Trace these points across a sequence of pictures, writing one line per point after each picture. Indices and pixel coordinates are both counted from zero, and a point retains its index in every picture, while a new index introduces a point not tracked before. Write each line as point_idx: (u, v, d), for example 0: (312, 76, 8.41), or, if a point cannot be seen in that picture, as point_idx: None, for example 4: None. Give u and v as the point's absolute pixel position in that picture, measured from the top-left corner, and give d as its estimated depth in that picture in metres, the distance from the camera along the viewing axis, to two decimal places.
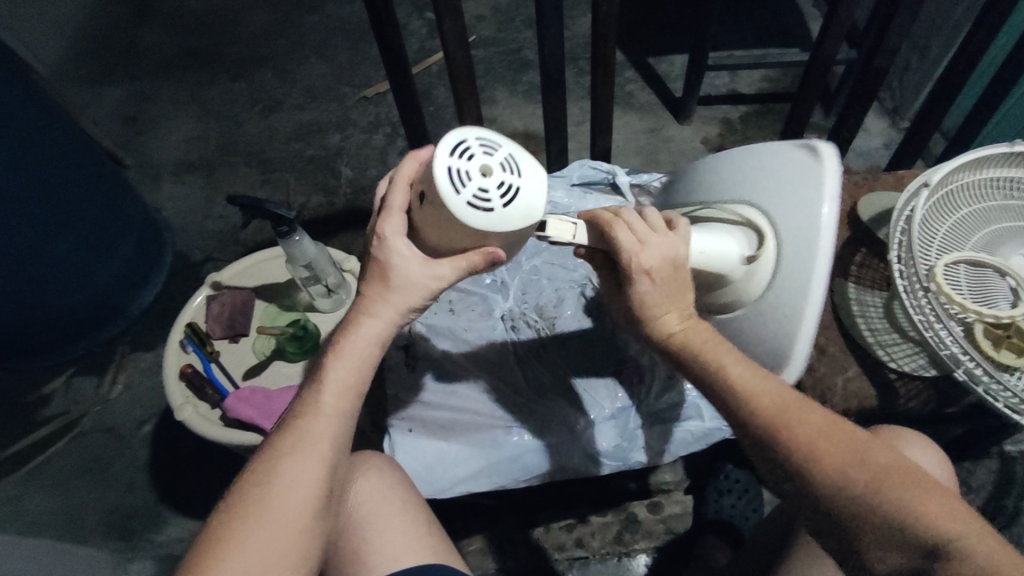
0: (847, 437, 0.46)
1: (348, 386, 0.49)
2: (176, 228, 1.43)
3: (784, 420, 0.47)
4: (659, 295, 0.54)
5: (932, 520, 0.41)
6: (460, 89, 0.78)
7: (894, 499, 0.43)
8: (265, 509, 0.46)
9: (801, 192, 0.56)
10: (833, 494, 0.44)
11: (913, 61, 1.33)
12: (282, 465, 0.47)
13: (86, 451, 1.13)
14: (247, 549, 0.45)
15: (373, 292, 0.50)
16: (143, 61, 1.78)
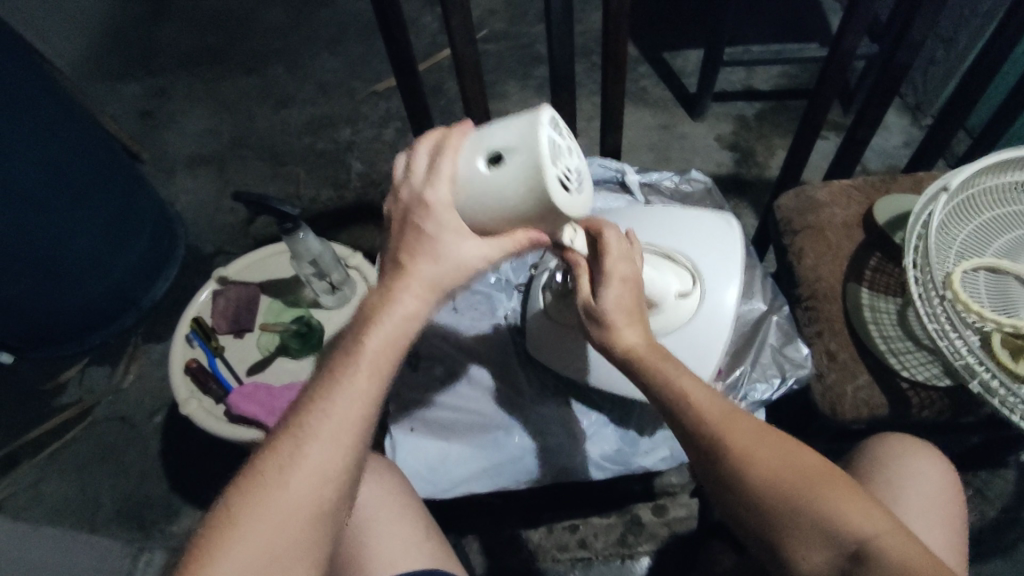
0: (777, 447, 0.49)
1: (378, 367, 0.46)
2: (189, 221, 1.44)
3: (720, 433, 0.50)
4: (630, 307, 0.58)
5: (848, 522, 0.44)
6: (468, 85, 0.77)
7: (817, 504, 0.45)
8: (280, 487, 0.43)
9: (721, 249, 0.75)
10: (764, 504, 0.47)
11: (937, 56, 1.29)
12: (303, 442, 0.44)
13: (97, 441, 1.14)
14: (255, 526, 0.42)
15: (412, 265, 0.47)
16: (158, 55, 1.80)
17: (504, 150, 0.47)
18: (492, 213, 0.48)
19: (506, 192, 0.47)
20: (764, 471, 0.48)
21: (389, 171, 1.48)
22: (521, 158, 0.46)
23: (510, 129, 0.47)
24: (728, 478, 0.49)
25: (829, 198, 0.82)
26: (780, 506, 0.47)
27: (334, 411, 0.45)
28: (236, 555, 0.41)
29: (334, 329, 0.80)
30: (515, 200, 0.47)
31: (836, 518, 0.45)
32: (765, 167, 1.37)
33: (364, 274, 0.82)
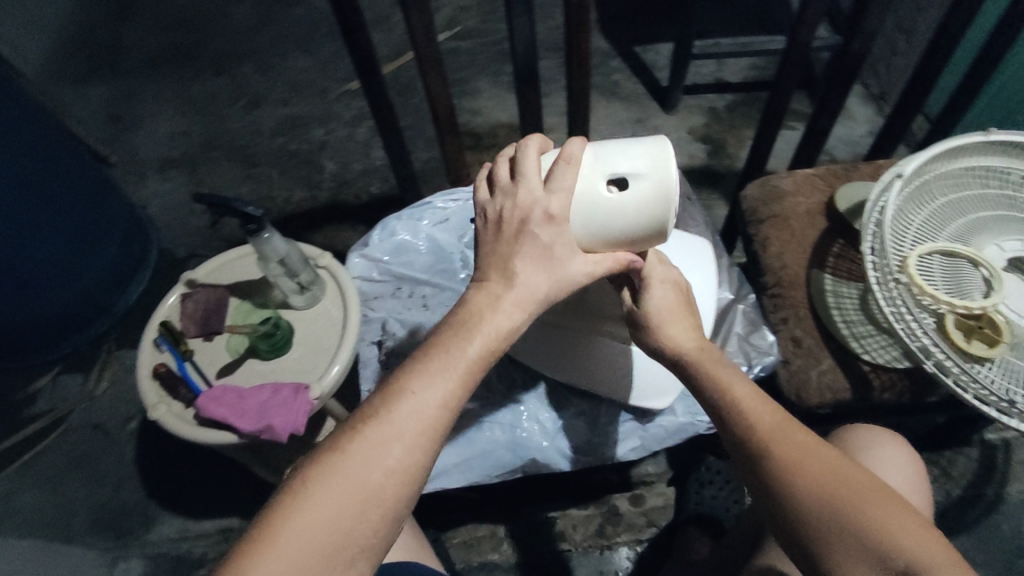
0: (829, 458, 0.49)
1: (466, 373, 0.48)
2: (161, 225, 1.42)
3: (771, 440, 0.51)
4: (678, 313, 0.63)
5: (898, 540, 0.43)
6: (431, 82, 0.77)
7: (867, 518, 0.44)
8: (353, 472, 0.44)
9: (696, 268, 0.81)
10: (809, 514, 0.47)
11: (899, 46, 1.32)
12: (381, 432, 0.46)
13: (70, 450, 1.12)
14: (325, 509, 0.43)
15: (509, 275, 0.51)
16: (125, 57, 1.76)
17: (631, 176, 0.56)
18: (608, 227, 0.56)
19: (622, 210, 0.56)
20: (815, 482, 0.47)
21: (362, 169, 1.47)
22: (642, 183, 0.56)
23: (634, 155, 0.56)
24: (776, 485, 0.49)
25: (792, 187, 0.84)
26: (827, 519, 0.46)
27: (417, 411, 0.46)
28: (303, 532, 0.43)
29: (303, 329, 0.79)
30: (629, 217, 0.56)
31: (885, 535, 0.43)
32: (735, 158, 1.39)
33: (333, 273, 0.82)
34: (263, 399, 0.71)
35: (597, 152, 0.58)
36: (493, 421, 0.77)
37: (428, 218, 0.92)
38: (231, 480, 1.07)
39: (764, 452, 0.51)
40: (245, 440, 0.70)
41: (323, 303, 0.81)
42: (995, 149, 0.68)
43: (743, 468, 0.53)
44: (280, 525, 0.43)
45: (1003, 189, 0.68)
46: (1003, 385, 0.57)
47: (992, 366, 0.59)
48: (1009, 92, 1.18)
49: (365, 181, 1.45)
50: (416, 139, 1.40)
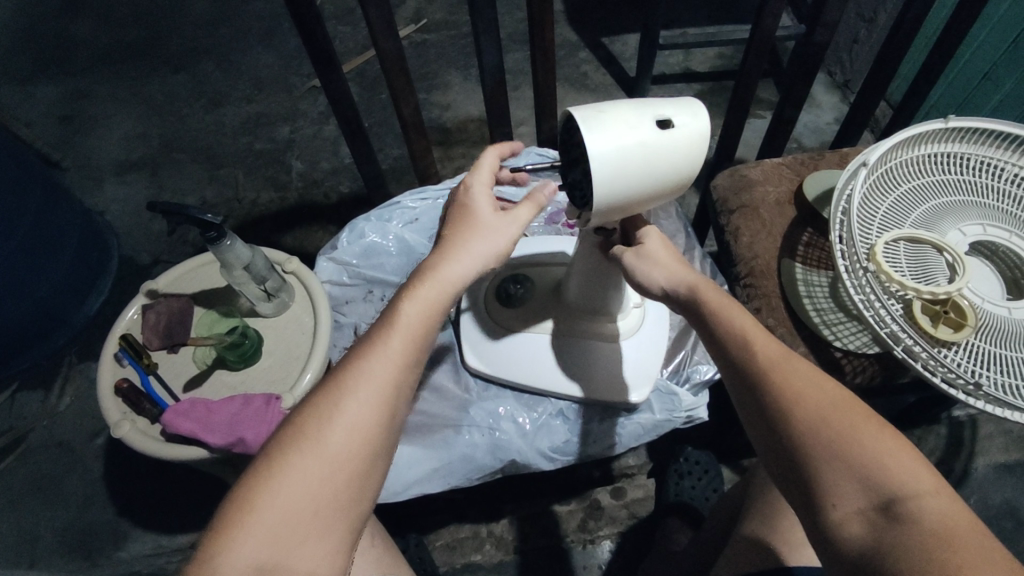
0: (826, 387, 0.47)
1: (419, 330, 0.49)
2: (121, 231, 1.37)
3: (773, 367, 0.49)
4: (669, 250, 0.60)
5: (897, 477, 0.42)
6: (394, 80, 0.75)
7: (861, 452, 0.43)
8: (324, 442, 0.44)
9: None
10: (802, 446, 0.45)
11: (861, 32, 1.33)
12: (344, 401, 0.45)
13: (34, 468, 1.08)
14: (298, 482, 0.43)
15: (459, 240, 0.53)
16: (77, 55, 1.69)
17: (674, 122, 0.52)
18: (652, 178, 0.52)
19: (667, 156, 0.52)
20: (813, 413, 0.46)
21: (331, 169, 1.44)
22: (686, 130, 0.52)
23: (672, 104, 0.53)
24: (776, 418, 0.47)
25: (761, 176, 0.84)
26: (823, 453, 0.44)
27: (378, 374, 0.46)
28: (274, 502, 0.42)
29: (272, 337, 0.77)
30: (671, 168, 0.53)
31: (882, 472, 0.42)
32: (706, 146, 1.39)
33: (301, 278, 0.81)
34: (234, 411, 0.69)
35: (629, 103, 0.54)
36: (472, 425, 0.77)
37: (397, 219, 0.91)
38: (204, 493, 1.04)
39: (764, 377, 0.48)
40: (214, 454, 0.68)
41: (292, 310, 0.79)
42: (952, 135, 0.69)
43: (742, 399, 0.50)
44: (255, 504, 0.42)
45: (962, 174, 0.69)
46: (970, 366, 0.59)
47: (958, 349, 0.60)
48: (967, 78, 1.21)
49: (334, 180, 1.42)
50: (385, 136, 1.38)
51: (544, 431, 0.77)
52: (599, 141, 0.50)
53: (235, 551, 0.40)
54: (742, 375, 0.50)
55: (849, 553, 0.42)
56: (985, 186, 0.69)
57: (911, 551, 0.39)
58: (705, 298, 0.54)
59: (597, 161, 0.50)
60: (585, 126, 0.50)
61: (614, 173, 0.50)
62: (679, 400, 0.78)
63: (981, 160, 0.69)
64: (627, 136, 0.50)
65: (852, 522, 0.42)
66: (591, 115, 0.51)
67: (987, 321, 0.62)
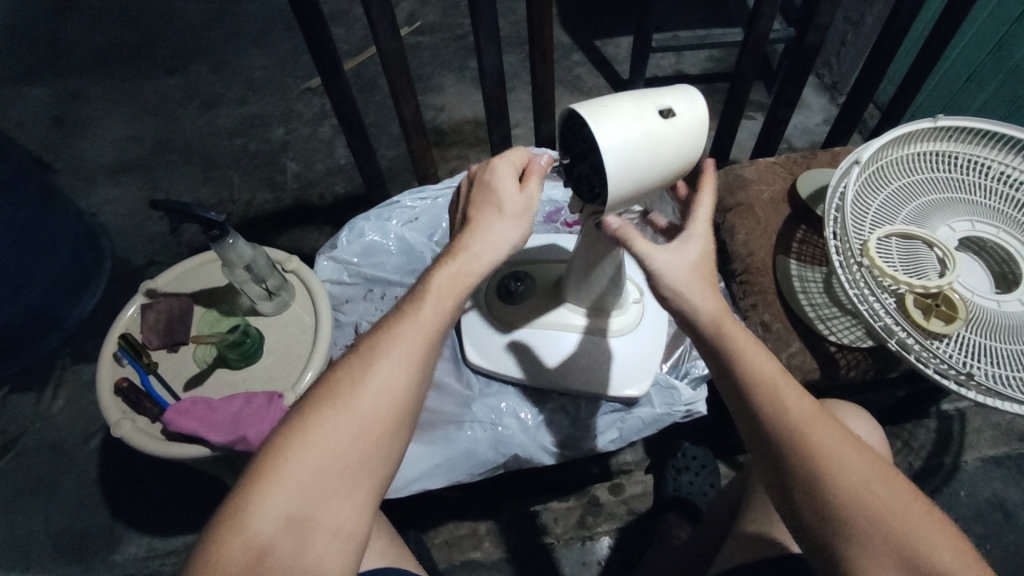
0: (860, 452, 0.46)
1: (450, 303, 0.50)
2: (114, 233, 1.36)
3: (806, 431, 0.46)
4: (708, 259, 0.53)
5: (932, 549, 0.43)
6: (395, 80, 0.76)
7: (898, 522, 0.43)
8: (352, 403, 0.45)
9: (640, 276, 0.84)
10: (840, 514, 0.44)
11: (849, 35, 1.36)
12: (376, 363, 0.47)
13: (26, 472, 1.07)
14: (327, 440, 0.44)
15: (480, 219, 0.53)
16: (67, 56, 1.68)
17: (673, 110, 0.54)
18: (659, 167, 0.54)
19: (671, 142, 0.54)
20: (850, 475, 0.45)
21: (326, 170, 1.44)
22: (687, 117, 0.54)
23: (670, 93, 0.55)
24: (804, 473, 0.46)
25: (755, 175, 0.86)
26: (855, 518, 0.44)
27: (409, 349, 0.48)
28: (303, 463, 0.44)
29: (274, 336, 0.78)
30: (675, 155, 0.54)
31: (918, 545, 0.43)
32: None
33: (302, 277, 0.81)
34: (237, 409, 0.69)
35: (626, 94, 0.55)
36: (473, 420, 0.78)
37: (396, 218, 0.92)
38: (200, 495, 1.04)
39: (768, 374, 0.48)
40: (217, 452, 0.68)
41: (293, 309, 0.80)
42: (942, 134, 0.71)
43: (756, 448, 0.48)
44: (283, 457, 0.44)
45: (951, 172, 0.71)
46: (962, 358, 0.60)
47: (949, 341, 0.62)
48: (953, 79, 1.24)
49: (329, 181, 1.42)
50: (381, 137, 1.38)
51: (545, 427, 0.78)
52: (609, 134, 0.50)
53: (264, 502, 0.42)
54: (731, 375, 0.49)
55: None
56: (973, 183, 0.71)
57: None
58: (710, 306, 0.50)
59: (610, 154, 0.50)
60: (595, 120, 0.50)
61: (626, 165, 0.51)
62: (678, 394, 0.80)
63: (970, 158, 0.71)
64: (632, 126, 0.51)
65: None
66: (595, 110, 0.51)
67: (977, 314, 0.64)
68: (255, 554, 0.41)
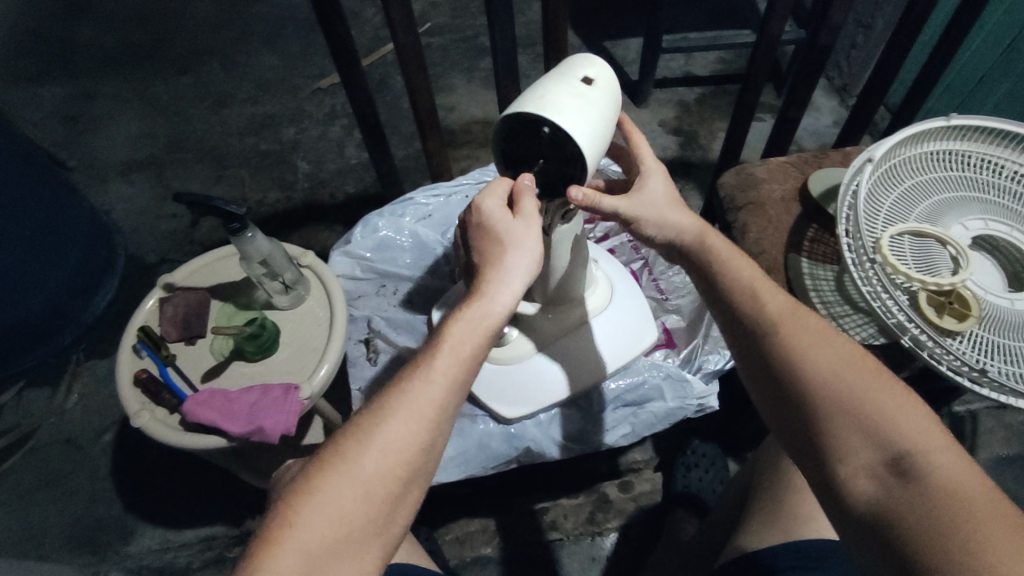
0: (839, 348, 0.49)
1: (464, 359, 0.49)
2: (127, 230, 1.37)
3: (782, 322, 0.50)
4: (667, 189, 0.59)
5: (909, 434, 0.44)
6: (411, 78, 0.77)
7: (874, 409, 0.45)
8: (359, 464, 0.45)
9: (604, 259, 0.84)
10: (808, 402, 0.48)
11: (859, 37, 1.36)
12: (383, 423, 0.46)
13: (42, 465, 1.08)
14: (333, 503, 0.44)
15: (497, 257, 0.52)
16: (82, 57, 1.70)
17: (591, 78, 0.54)
18: (611, 132, 0.54)
19: (607, 106, 0.54)
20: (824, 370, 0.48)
21: (338, 169, 1.45)
22: (604, 78, 0.55)
23: (575, 65, 0.55)
24: (782, 369, 0.49)
25: (767, 174, 0.87)
26: (832, 410, 0.46)
27: (418, 413, 0.46)
28: (313, 525, 0.43)
29: (289, 329, 0.78)
30: (615, 115, 0.55)
31: (894, 430, 0.45)
32: (708, 149, 1.41)
33: (317, 271, 0.82)
34: (253, 400, 0.70)
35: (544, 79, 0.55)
36: (486, 414, 0.79)
37: (410, 214, 0.93)
38: (213, 489, 1.05)
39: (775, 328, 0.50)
40: (234, 443, 0.69)
41: (308, 302, 0.81)
42: (954, 133, 0.71)
43: (747, 360, 0.53)
44: (291, 522, 0.43)
45: (964, 170, 0.71)
46: (976, 356, 0.60)
47: (963, 339, 0.62)
48: (964, 81, 1.24)
49: (340, 180, 1.43)
50: (392, 136, 1.39)
51: (557, 421, 0.79)
52: (568, 119, 0.50)
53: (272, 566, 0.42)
54: (751, 341, 0.52)
55: (857, 508, 0.45)
56: (986, 181, 0.71)
57: (917, 507, 0.42)
58: (712, 245, 0.57)
59: (579, 136, 0.50)
60: (550, 113, 0.50)
61: (593, 139, 0.51)
62: (690, 388, 0.80)
63: (983, 157, 0.71)
64: (574, 104, 0.51)
65: (862, 480, 0.45)
66: (535, 104, 0.51)
67: (990, 312, 0.64)
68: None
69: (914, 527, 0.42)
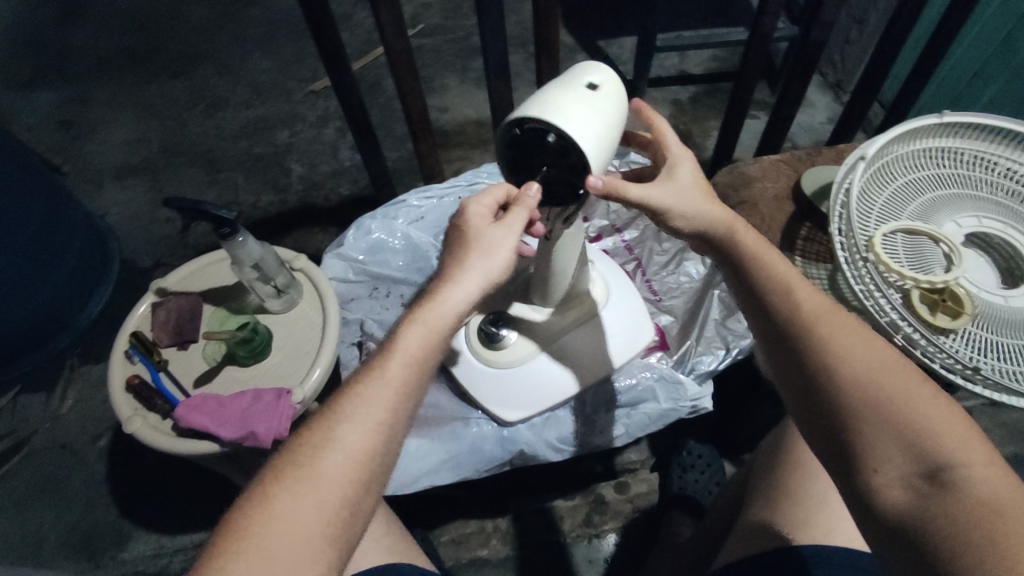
0: (873, 348, 0.46)
1: (416, 362, 0.48)
2: (122, 234, 1.37)
3: (818, 321, 0.48)
4: (697, 177, 0.58)
5: (944, 443, 0.42)
6: (402, 79, 0.77)
7: (910, 413, 0.43)
8: (319, 469, 0.43)
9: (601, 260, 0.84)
10: (838, 401, 0.45)
11: (852, 33, 1.36)
12: (343, 427, 0.44)
13: (37, 471, 1.08)
14: (288, 514, 0.41)
15: (463, 258, 0.52)
16: (75, 62, 1.70)
17: (597, 84, 0.54)
18: (616, 137, 0.54)
19: (613, 111, 0.54)
20: (859, 370, 0.45)
21: (332, 171, 1.45)
22: (611, 85, 0.55)
23: (581, 72, 0.55)
24: (811, 364, 0.47)
25: (759, 173, 0.86)
26: (864, 410, 0.44)
27: (372, 417, 0.45)
28: (272, 533, 0.41)
29: (282, 333, 0.78)
30: (620, 119, 0.55)
31: (928, 435, 0.43)
32: (702, 147, 1.41)
33: (310, 275, 0.82)
34: (246, 405, 0.70)
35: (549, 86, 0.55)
36: (479, 416, 0.79)
37: (403, 216, 0.92)
38: (208, 493, 1.05)
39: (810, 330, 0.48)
40: (226, 449, 0.68)
41: (301, 306, 0.81)
42: (947, 131, 0.71)
43: (778, 355, 0.50)
44: (247, 531, 0.41)
45: (955, 168, 0.71)
46: (969, 353, 0.60)
47: (956, 337, 0.62)
48: (957, 77, 1.24)
49: (334, 183, 1.43)
50: (386, 138, 1.39)
51: (551, 424, 0.79)
52: (573, 125, 0.50)
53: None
54: (786, 339, 0.49)
55: (887, 517, 0.43)
56: (978, 178, 0.71)
57: (954, 518, 0.40)
58: (741, 241, 0.55)
59: (583, 142, 0.50)
60: (556, 119, 0.49)
61: (597, 145, 0.51)
62: (684, 389, 0.80)
63: (975, 154, 0.71)
64: (582, 110, 0.51)
65: (894, 489, 0.43)
66: (543, 110, 0.50)
67: (984, 310, 0.64)
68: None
69: (948, 538, 0.40)
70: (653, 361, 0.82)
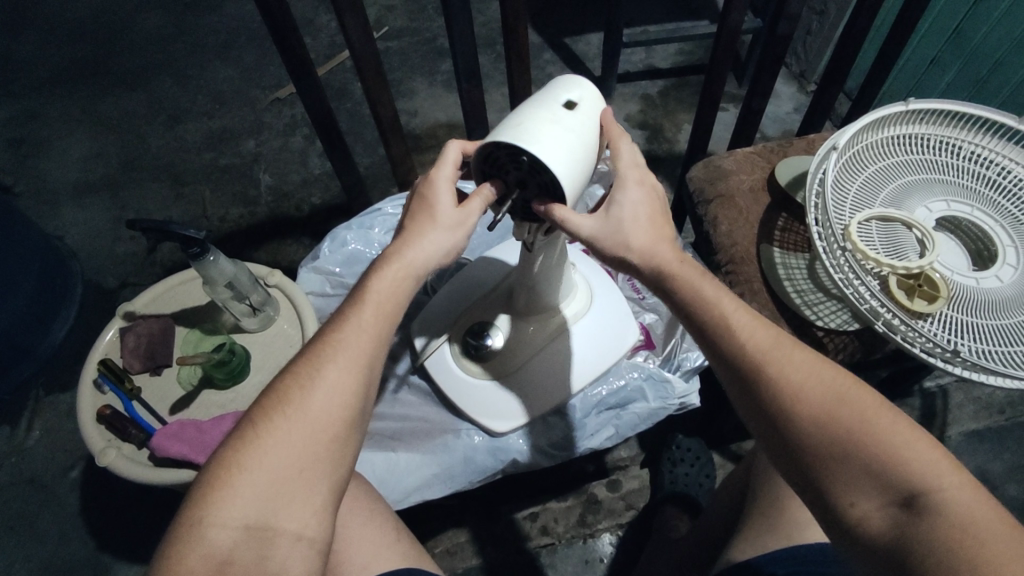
0: (829, 374, 0.47)
1: (382, 308, 0.50)
2: (84, 255, 1.32)
3: (771, 352, 0.48)
4: (647, 203, 0.54)
5: (912, 468, 0.42)
6: (371, 85, 0.75)
7: (873, 440, 0.44)
8: (301, 407, 0.45)
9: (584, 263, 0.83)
10: (813, 430, 0.45)
11: (814, 24, 1.39)
12: (321, 367, 0.47)
13: (6, 507, 1.03)
14: (277, 450, 0.44)
15: (414, 224, 0.53)
16: (23, 77, 1.62)
17: (577, 102, 0.54)
18: (592, 155, 0.53)
19: (588, 128, 0.53)
20: (820, 398, 0.46)
21: (301, 180, 1.42)
22: (587, 100, 0.54)
23: (560, 87, 0.54)
24: (773, 400, 0.47)
25: (734, 165, 0.87)
26: (831, 440, 0.44)
27: (349, 358, 0.48)
28: (262, 472, 0.44)
29: (261, 353, 0.76)
30: (597, 136, 0.54)
31: (898, 461, 0.43)
32: (674, 141, 1.42)
33: (286, 291, 0.79)
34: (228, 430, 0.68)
35: (529, 101, 0.54)
36: (470, 427, 0.79)
37: (379, 226, 0.91)
38: None
39: (763, 364, 0.47)
40: None
41: (278, 323, 0.79)
42: (914, 117, 0.72)
43: (739, 391, 0.50)
44: (237, 468, 0.44)
45: (924, 153, 0.73)
46: (947, 336, 0.62)
47: (932, 321, 0.63)
48: (916, 65, 1.27)
49: (305, 192, 1.40)
50: (357, 144, 1.37)
51: (543, 430, 0.79)
52: (545, 147, 0.49)
53: (219, 514, 0.42)
54: (746, 374, 0.48)
55: (871, 545, 0.43)
56: (946, 163, 0.72)
57: (933, 544, 0.40)
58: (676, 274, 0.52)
59: (557, 164, 0.49)
60: (528, 143, 0.48)
61: (573, 164, 0.50)
62: (671, 387, 0.81)
63: (940, 139, 0.73)
64: (555, 130, 0.50)
65: (872, 516, 0.43)
66: (513, 131, 0.50)
67: (959, 292, 0.66)
68: (215, 567, 0.41)
69: (931, 564, 0.40)
70: (639, 360, 0.83)
